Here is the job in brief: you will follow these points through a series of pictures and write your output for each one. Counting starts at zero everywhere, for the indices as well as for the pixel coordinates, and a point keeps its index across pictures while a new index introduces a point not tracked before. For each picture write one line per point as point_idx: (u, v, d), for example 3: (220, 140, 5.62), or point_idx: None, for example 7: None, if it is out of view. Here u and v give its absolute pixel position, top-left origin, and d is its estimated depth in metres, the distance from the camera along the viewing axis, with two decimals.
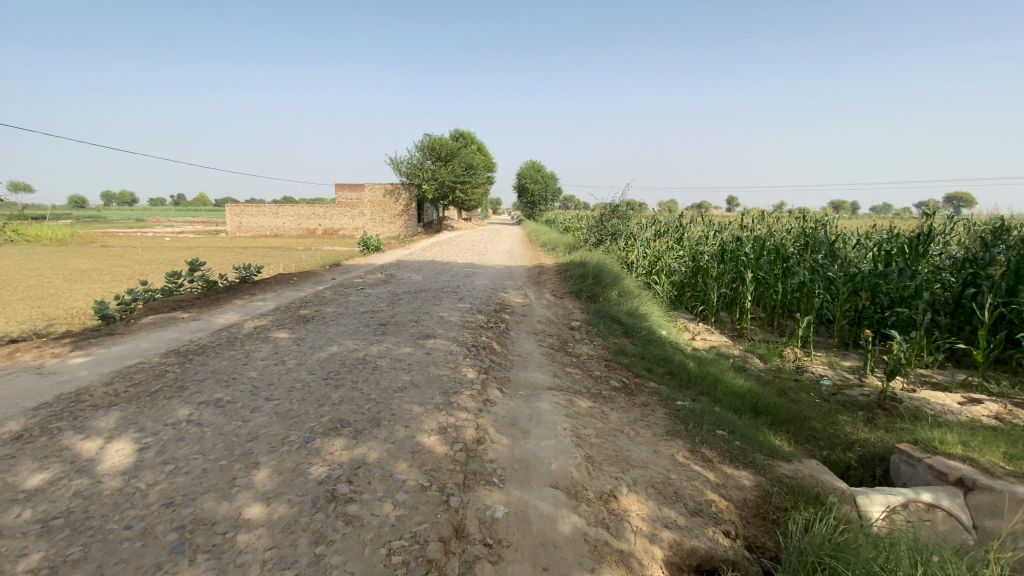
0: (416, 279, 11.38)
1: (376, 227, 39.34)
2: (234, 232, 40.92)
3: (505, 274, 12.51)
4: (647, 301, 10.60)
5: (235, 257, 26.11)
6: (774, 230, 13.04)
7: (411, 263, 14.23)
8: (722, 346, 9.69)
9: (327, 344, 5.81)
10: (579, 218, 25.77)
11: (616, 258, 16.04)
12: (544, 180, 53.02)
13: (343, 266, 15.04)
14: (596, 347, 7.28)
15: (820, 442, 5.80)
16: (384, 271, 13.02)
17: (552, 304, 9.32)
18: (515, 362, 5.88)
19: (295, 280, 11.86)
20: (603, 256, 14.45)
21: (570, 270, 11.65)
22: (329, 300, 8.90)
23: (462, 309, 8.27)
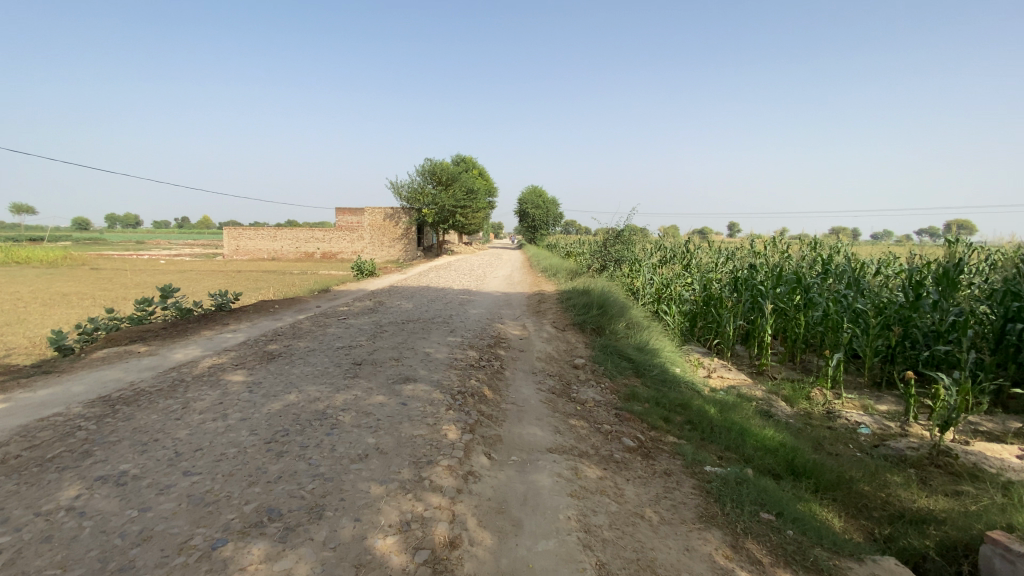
0: (405, 307, 10.47)
1: (375, 252, 38.70)
2: (231, 256, 40.30)
3: (503, 302, 11.61)
4: (658, 334, 9.66)
5: (226, 281, 25.30)
6: (790, 257, 12.20)
7: (404, 290, 13.37)
8: (742, 385, 8.71)
9: (284, 390, 4.89)
10: (581, 243, 25.05)
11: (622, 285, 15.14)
12: (546, 205, 52.65)
13: (332, 293, 14.18)
14: (603, 391, 6.33)
15: (877, 515, 4.77)
16: (373, 298, 12.14)
17: (553, 334, 8.38)
18: (507, 413, 4.93)
19: (276, 308, 10.98)
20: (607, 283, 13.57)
21: (573, 298, 10.76)
22: (305, 330, 8.01)
23: (451, 342, 7.35)
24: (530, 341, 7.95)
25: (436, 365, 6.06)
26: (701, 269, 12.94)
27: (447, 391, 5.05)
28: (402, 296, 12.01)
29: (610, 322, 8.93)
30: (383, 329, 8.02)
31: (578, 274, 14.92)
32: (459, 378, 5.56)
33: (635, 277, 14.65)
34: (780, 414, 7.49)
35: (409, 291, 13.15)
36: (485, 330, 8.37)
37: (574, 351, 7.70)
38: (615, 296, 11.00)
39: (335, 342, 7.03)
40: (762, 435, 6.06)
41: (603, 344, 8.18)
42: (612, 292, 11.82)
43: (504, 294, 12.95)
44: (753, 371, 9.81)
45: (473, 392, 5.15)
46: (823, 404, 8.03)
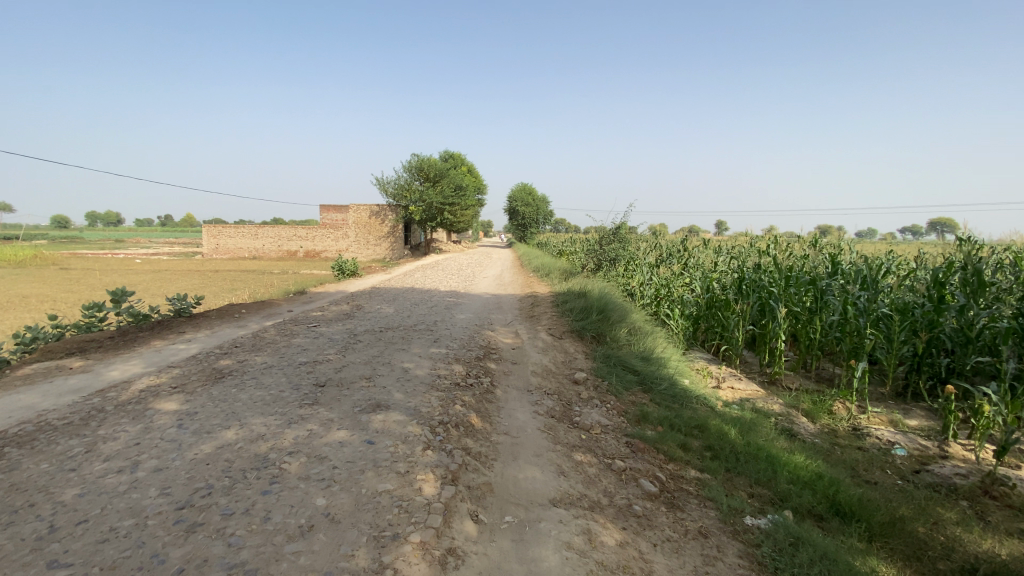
0: (386, 311, 9.52)
1: (361, 250, 37.57)
2: (210, 254, 38.81)
3: (493, 305, 10.72)
4: (663, 340, 8.82)
5: (201, 282, 24.05)
6: (799, 257, 11.45)
7: (386, 292, 12.41)
8: (757, 398, 7.91)
9: (225, 423, 3.98)
10: (573, 242, 24.27)
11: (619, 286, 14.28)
12: (536, 203, 51.78)
13: (308, 295, 13.15)
14: (608, 412, 5.46)
15: (943, 569, 3.98)
16: (352, 301, 11.17)
17: (549, 341, 7.51)
18: (500, 449, 4.05)
19: (243, 313, 9.95)
20: (604, 284, 12.72)
21: (569, 301, 9.88)
22: (269, 340, 7.07)
23: (435, 354, 6.45)
24: (524, 351, 7.07)
25: (415, 384, 5.17)
26: (704, 269, 12.12)
27: (426, 420, 4.17)
28: (383, 299, 11.07)
29: (611, 328, 8.07)
30: (357, 338, 7.09)
31: (572, 274, 14.04)
32: (441, 401, 4.69)
33: (633, 277, 13.81)
34: (804, 432, 6.70)
35: (391, 293, 12.19)
36: (473, 338, 7.47)
37: (573, 362, 6.83)
38: (615, 299, 10.15)
39: (299, 355, 6.10)
40: (793, 462, 5.24)
41: (604, 352, 7.32)
42: (611, 294, 10.95)
43: (494, 297, 12.04)
44: (765, 379, 9.02)
45: (457, 421, 4.27)
46: (848, 420, 7.26)
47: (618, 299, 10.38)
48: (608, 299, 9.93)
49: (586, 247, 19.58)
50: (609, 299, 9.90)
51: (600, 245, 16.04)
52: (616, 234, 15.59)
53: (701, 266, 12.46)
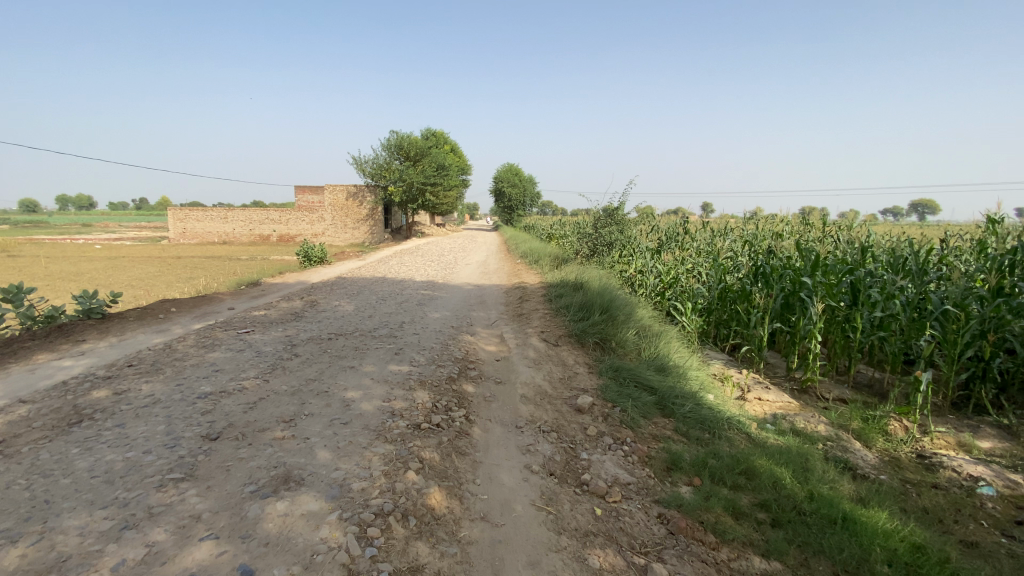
0: (343, 309, 7.89)
1: (338, 235, 35.61)
2: (176, 240, 36.45)
3: (473, 299, 9.14)
4: (677, 342, 7.32)
5: (158, 269, 22.02)
6: (822, 243, 10.03)
7: (351, 283, 10.76)
8: (794, 415, 6.51)
9: (17, 532, 2.42)
10: (562, 224, 22.71)
11: (617, 275, 12.72)
12: (523, 184, 49.92)
13: (261, 287, 11.43)
14: (626, 459, 3.98)
15: None
16: (308, 295, 9.49)
17: (542, 347, 5.96)
18: (473, 559, 2.53)
19: (170, 313, 8.25)
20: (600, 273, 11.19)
21: (564, 295, 8.28)
22: (177, 356, 5.45)
23: (392, 373, 4.88)
24: (510, 364, 5.53)
25: (354, 430, 3.62)
26: (716, 255, 10.61)
27: (356, 512, 2.64)
28: (345, 294, 9.45)
29: (616, 328, 6.49)
30: (295, 351, 5.50)
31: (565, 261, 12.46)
32: (387, 464, 3.15)
33: (633, 264, 12.27)
34: (863, 466, 5.31)
35: (357, 285, 10.53)
36: (445, 346, 5.90)
37: (574, 377, 5.29)
38: (617, 292, 8.59)
39: (205, 381, 4.50)
40: (880, 524, 3.81)
41: (610, 361, 5.75)
42: (611, 285, 9.39)
43: (475, 288, 10.45)
44: (796, 387, 7.60)
45: (406, 506, 2.75)
46: (910, 443, 5.91)
47: (621, 292, 8.82)
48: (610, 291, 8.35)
49: (577, 231, 18.03)
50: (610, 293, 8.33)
51: (594, 227, 14.47)
52: (612, 216, 14.02)
53: (711, 253, 10.94)
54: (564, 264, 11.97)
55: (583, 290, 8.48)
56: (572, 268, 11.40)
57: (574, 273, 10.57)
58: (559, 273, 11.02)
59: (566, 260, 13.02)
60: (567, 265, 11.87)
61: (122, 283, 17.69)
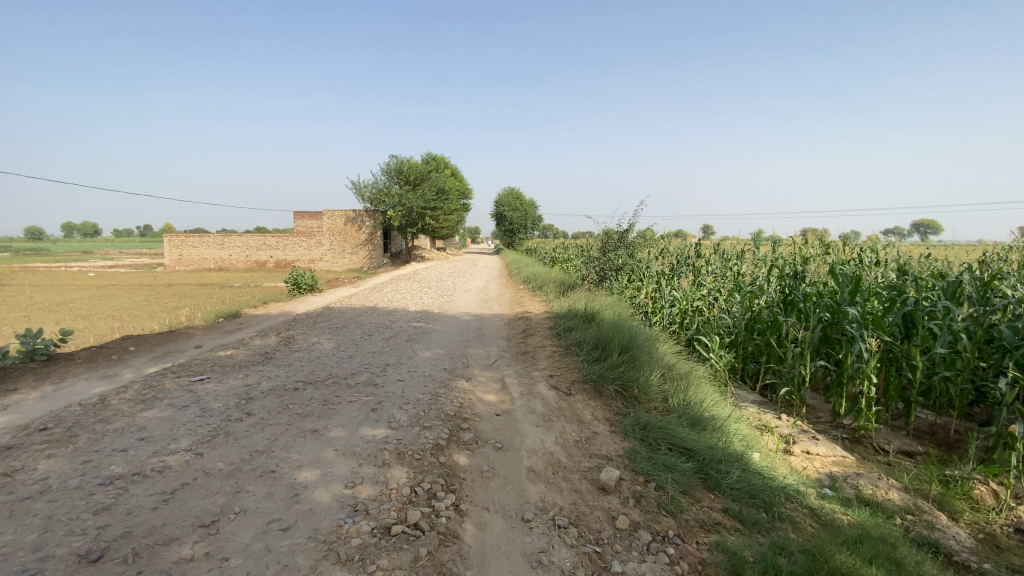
0: (321, 347, 6.89)
1: (336, 260, 34.86)
2: (171, 266, 35.71)
3: (471, 332, 8.12)
4: (708, 384, 6.26)
5: (145, 297, 21.11)
6: (859, 267, 9.01)
7: (337, 315, 9.79)
8: (855, 475, 5.42)
9: None
10: (566, 247, 21.86)
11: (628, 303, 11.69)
12: (525, 208, 49.34)
13: (240, 319, 10.44)
14: (673, 568, 2.92)
15: None
16: (287, 329, 8.50)
17: (552, 396, 4.93)
18: None
19: (126, 352, 7.24)
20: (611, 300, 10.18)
21: (572, 327, 7.23)
22: (105, 414, 4.44)
23: (363, 439, 3.86)
24: (513, 421, 4.49)
25: (296, 541, 2.60)
26: (739, 281, 9.60)
27: None
28: (328, 328, 8.45)
29: (637, 366, 5.41)
30: (249, 407, 4.49)
31: (571, 287, 11.47)
32: None
33: (646, 290, 11.27)
34: (958, 551, 4.22)
35: (344, 317, 9.53)
36: (434, 396, 4.87)
37: (593, 438, 4.25)
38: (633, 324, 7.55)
39: (120, 455, 3.50)
40: None
41: (636, 416, 4.70)
42: (624, 316, 8.36)
43: (475, 319, 9.44)
44: (847, 435, 6.52)
45: None
46: (1005, 515, 4.81)
47: (637, 324, 7.78)
48: (625, 324, 7.30)
49: (584, 255, 17.06)
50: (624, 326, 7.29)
51: (602, 250, 13.49)
52: (621, 239, 13.06)
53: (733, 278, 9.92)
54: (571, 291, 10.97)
55: (595, 322, 7.44)
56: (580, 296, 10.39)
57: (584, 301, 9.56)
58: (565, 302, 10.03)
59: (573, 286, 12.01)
60: (574, 291, 10.88)
61: (103, 313, 16.75)
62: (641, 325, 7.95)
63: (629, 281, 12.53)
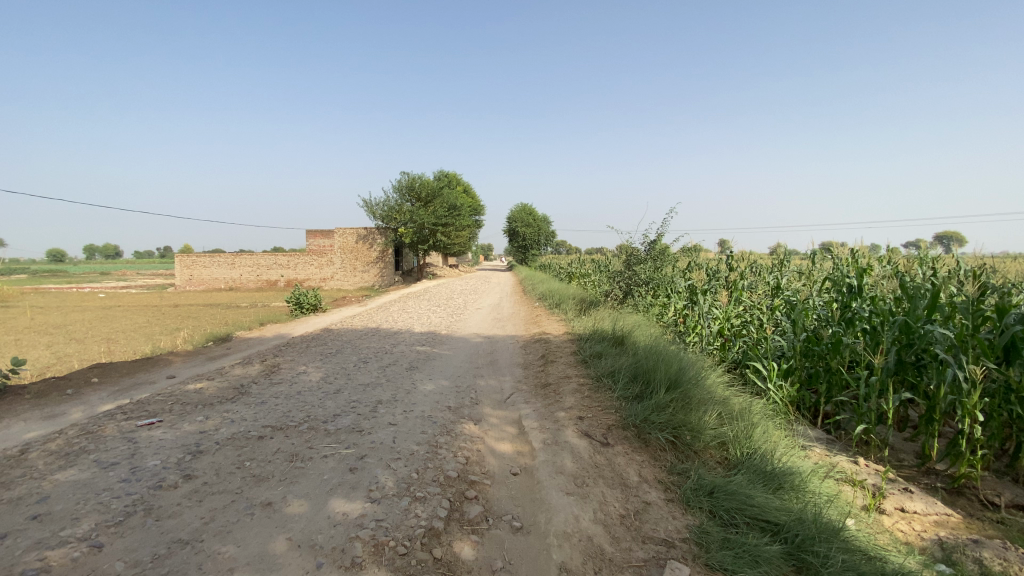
0: (307, 378, 5.86)
1: (347, 278, 34.25)
2: (183, 286, 35.39)
3: (483, 357, 7.06)
4: (772, 423, 5.08)
5: (149, 318, 20.48)
6: (930, 280, 7.76)
7: (335, 338, 8.81)
8: (977, 546, 4.19)
9: None
10: (583, 262, 20.81)
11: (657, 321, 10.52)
12: (538, 223, 48.49)
13: (230, 343, 9.51)
14: None
15: None
16: (275, 355, 7.51)
17: (583, 448, 3.82)
18: None
19: (87, 385, 6.30)
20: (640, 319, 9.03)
21: (599, 351, 6.08)
22: (11, 474, 3.46)
23: (330, 520, 2.80)
24: (536, 485, 3.40)
25: None
26: (786, 297, 8.39)
27: None
28: (322, 353, 7.45)
29: (691, 404, 4.25)
30: (192, 465, 3.47)
31: (593, 305, 10.36)
32: None
33: (677, 307, 10.11)
34: None
35: (341, 341, 8.53)
36: (432, 447, 3.80)
37: (643, 513, 3.13)
38: (672, 348, 6.39)
39: None
40: None
41: (699, 477, 3.55)
42: (658, 338, 7.20)
43: (487, 342, 8.37)
44: (945, 486, 5.27)
45: None
46: None
47: (676, 348, 6.62)
48: (662, 348, 6.14)
49: (603, 269, 15.93)
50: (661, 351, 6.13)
51: (625, 264, 12.37)
52: (647, 252, 11.96)
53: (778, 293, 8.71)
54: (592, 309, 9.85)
55: (627, 346, 6.32)
56: (604, 315, 9.26)
57: (609, 321, 8.42)
58: (587, 322, 8.91)
59: (594, 304, 10.88)
60: (596, 310, 9.76)
61: (100, 335, 16.03)
62: (681, 348, 6.78)
63: (657, 297, 11.37)
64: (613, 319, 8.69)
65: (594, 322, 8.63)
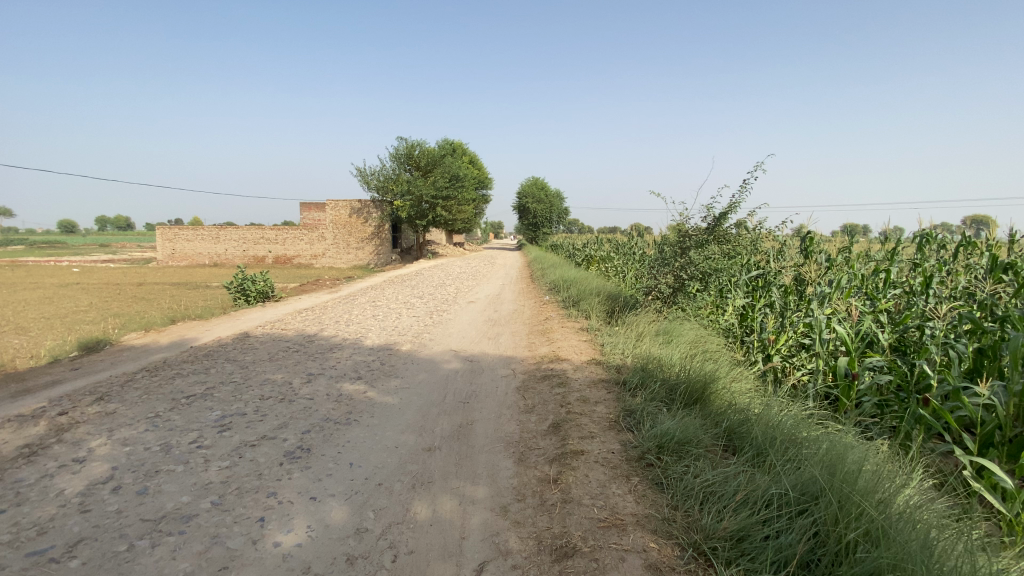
0: (62, 485, 2.82)
1: (341, 255, 31.29)
2: (164, 262, 32.61)
3: (446, 412, 3.93)
4: None
5: (94, 298, 17.57)
6: None
7: (236, 356, 5.72)
8: None
9: None
10: (603, 243, 17.49)
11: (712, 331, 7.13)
12: (550, 199, 44.94)
13: (94, 355, 6.47)
14: None
15: None
16: (104, 396, 4.47)
17: None
18: None
19: None
20: (704, 339, 5.71)
21: (673, 440, 2.91)
22: None
23: None
24: None
25: None
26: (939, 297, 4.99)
27: None
28: (181, 392, 4.41)
29: None
30: None
31: (625, 310, 6.93)
32: None
33: (752, 314, 6.62)
34: None
35: (239, 361, 5.44)
36: None
37: None
38: (809, 433, 3.18)
39: None
40: None
41: None
42: (760, 397, 4.01)
43: (467, 367, 5.22)
44: None
45: None
46: None
47: (810, 426, 3.41)
48: (801, 440, 2.94)
49: (632, 253, 12.58)
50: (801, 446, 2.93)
51: (663, 253, 8.34)
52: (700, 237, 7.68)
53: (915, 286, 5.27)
54: (626, 319, 6.58)
55: (736, 428, 3.15)
56: (645, 330, 6.02)
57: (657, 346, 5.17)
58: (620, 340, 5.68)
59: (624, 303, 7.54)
60: (632, 318, 6.49)
61: (12, 322, 13.12)
62: (812, 421, 3.59)
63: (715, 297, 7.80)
64: (663, 343, 5.46)
65: (631, 342, 5.41)
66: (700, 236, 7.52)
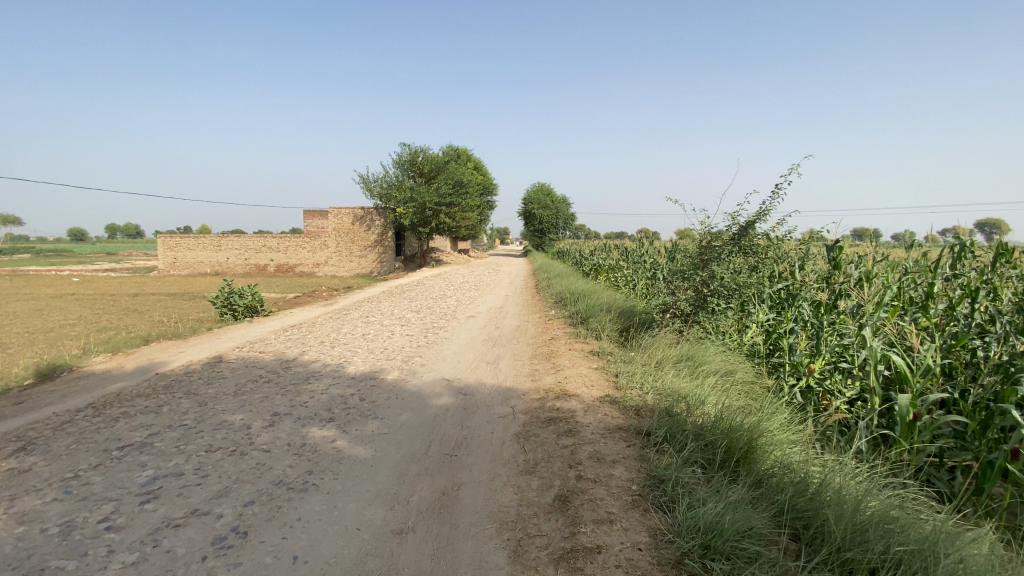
0: None
1: (343, 264, 30.75)
2: (165, 270, 32.20)
3: (428, 469, 3.21)
4: None
5: (85, 310, 17.01)
6: None
7: (198, 388, 5.03)
8: None
9: None
10: (611, 250, 16.75)
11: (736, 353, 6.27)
12: (556, 205, 44.26)
13: (47, 384, 5.80)
14: None
15: None
16: (29, 445, 3.79)
17: None
18: None
19: None
20: (733, 374, 4.81)
21: (723, 537, 2.15)
22: None
23: None
24: None
25: None
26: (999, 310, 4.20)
27: None
28: (117, 441, 3.72)
29: None
30: None
31: (639, 335, 6.04)
32: None
33: (786, 338, 5.68)
34: None
35: (199, 396, 4.75)
36: None
37: None
38: (901, 517, 2.41)
39: None
40: None
41: None
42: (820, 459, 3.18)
43: (458, 403, 4.49)
44: None
45: None
46: None
47: (895, 502, 2.64)
48: (900, 541, 2.16)
49: (643, 263, 11.80)
50: (899, 544, 2.17)
51: (683, 265, 7.37)
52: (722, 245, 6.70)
53: (972, 299, 4.45)
54: (642, 344, 5.75)
55: (809, 517, 2.37)
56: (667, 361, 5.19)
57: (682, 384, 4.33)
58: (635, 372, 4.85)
59: (638, 323, 6.61)
60: (648, 343, 5.67)
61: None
62: (895, 495, 2.80)
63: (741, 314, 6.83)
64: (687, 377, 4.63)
65: (650, 376, 4.59)
66: (720, 247, 6.59)
